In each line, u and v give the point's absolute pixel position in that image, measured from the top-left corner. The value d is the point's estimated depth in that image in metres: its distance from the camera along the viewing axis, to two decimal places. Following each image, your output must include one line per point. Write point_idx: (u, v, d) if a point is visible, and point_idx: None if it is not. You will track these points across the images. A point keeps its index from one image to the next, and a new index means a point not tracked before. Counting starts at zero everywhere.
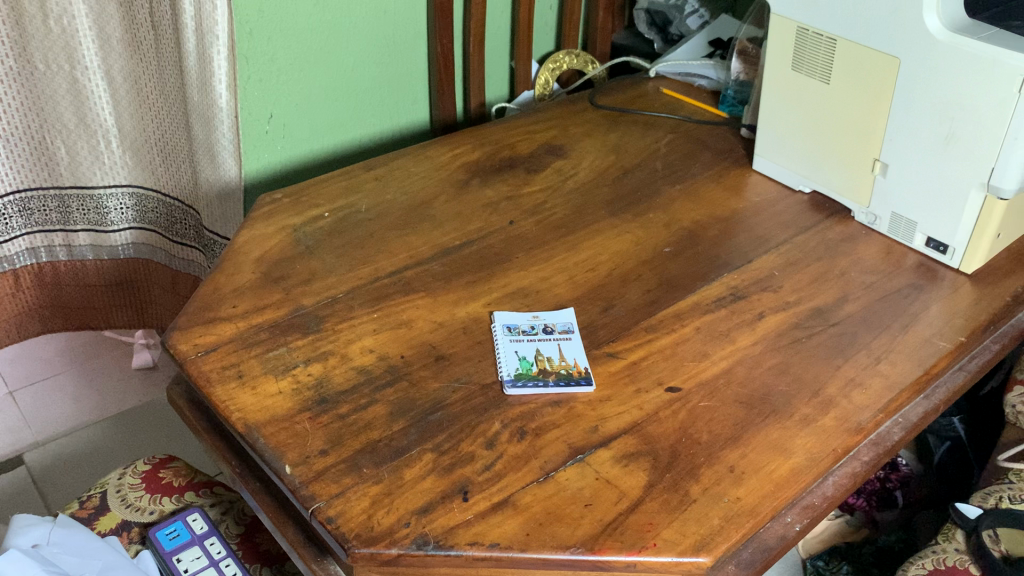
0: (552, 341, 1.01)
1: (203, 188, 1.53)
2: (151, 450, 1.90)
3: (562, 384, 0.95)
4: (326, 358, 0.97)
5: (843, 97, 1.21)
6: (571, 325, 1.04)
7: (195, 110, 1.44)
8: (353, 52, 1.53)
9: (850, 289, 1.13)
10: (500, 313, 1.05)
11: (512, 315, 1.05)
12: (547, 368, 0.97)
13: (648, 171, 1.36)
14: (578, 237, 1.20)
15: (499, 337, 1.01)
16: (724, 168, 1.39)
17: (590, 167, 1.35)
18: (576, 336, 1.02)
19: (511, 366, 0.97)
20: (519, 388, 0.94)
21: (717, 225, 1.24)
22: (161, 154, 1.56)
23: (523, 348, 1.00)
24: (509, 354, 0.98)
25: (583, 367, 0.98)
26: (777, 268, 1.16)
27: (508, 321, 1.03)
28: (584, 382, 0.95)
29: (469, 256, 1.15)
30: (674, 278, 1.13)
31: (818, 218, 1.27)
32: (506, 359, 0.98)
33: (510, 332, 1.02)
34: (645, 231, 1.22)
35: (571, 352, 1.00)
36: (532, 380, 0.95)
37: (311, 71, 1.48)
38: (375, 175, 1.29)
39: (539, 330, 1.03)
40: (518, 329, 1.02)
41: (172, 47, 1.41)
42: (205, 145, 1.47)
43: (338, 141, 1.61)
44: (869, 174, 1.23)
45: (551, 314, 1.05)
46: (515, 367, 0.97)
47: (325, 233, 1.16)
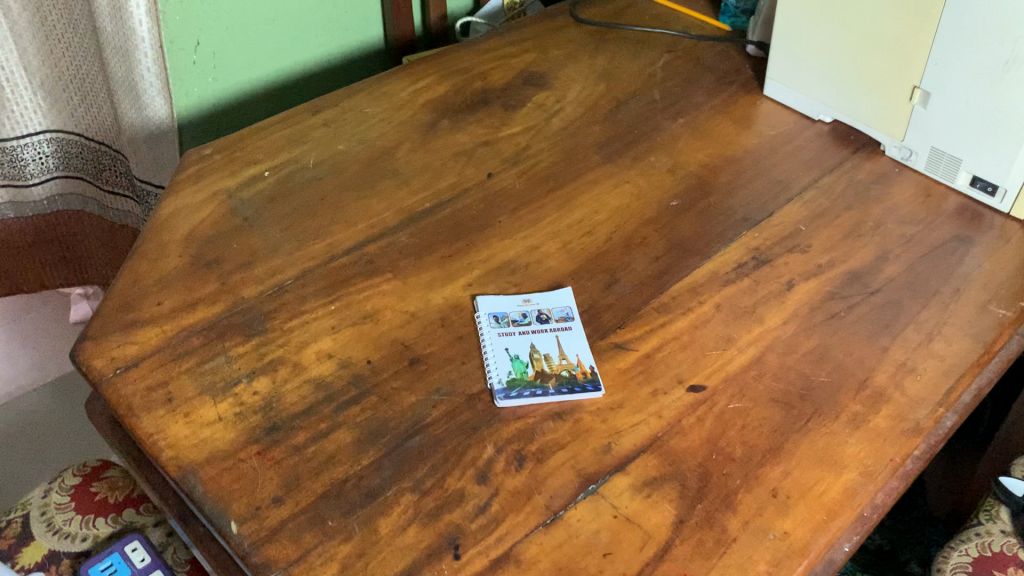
0: (549, 333, 0.84)
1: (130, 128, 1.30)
2: (58, 466, 1.65)
3: (564, 391, 0.79)
4: (276, 369, 0.80)
5: (879, 13, 1.02)
6: (571, 309, 0.87)
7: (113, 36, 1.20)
8: None
9: (889, 244, 0.97)
10: (483, 297, 0.87)
11: (498, 301, 0.87)
12: (545, 370, 0.81)
13: (644, 102, 1.16)
14: (569, 192, 1.01)
15: (485, 330, 0.84)
16: (731, 94, 1.19)
17: (577, 101, 1.15)
18: (578, 324, 0.85)
19: (502, 369, 0.80)
20: (514, 397, 0.78)
21: (729, 169, 1.07)
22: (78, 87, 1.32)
23: (514, 345, 0.83)
24: (499, 354, 0.81)
25: (588, 366, 0.81)
26: (804, 221, 0.99)
27: (495, 308, 0.86)
28: (591, 387, 0.79)
29: (444, 222, 0.96)
30: (685, 242, 0.96)
31: (844, 154, 1.10)
32: (495, 359, 0.81)
33: (498, 322, 0.85)
34: (647, 181, 1.04)
35: (572, 346, 0.83)
36: (529, 387, 0.79)
37: None
38: (324, 120, 1.08)
39: (533, 318, 0.85)
40: (508, 319, 0.85)
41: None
42: (126, 78, 1.23)
43: (280, 69, 1.39)
44: (906, 104, 1.05)
45: (548, 296, 0.88)
46: (507, 372, 0.80)
47: (266, 199, 0.97)
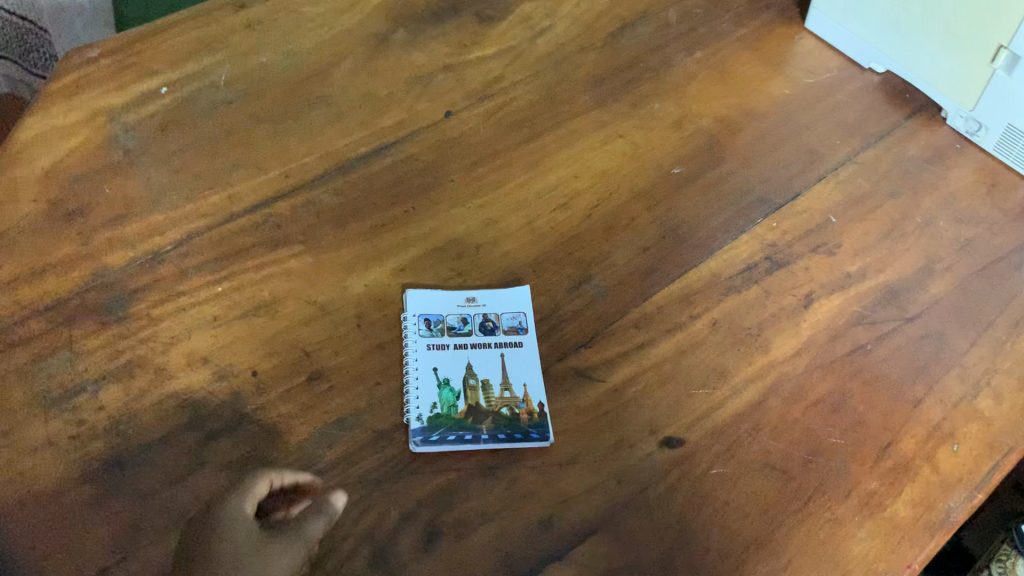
0: (492, 351, 0.67)
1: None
2: None
3: (501, 438, 0.62)
4: (135, 376, 0.62)
5: None
6: (525, 317, 0.69)
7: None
8: None
9: (937, 250, 0.77)
10: (415, 289, 0.69)
11: (434, 298, 0.69)
12: (479, 405, 0.64)
13: (656, 25, 0.93)
14: (544, 147, 0.81)
15: (412, 339, 0.66)
16: (765, 23, 0.96)
17: (572, 16, 0.92)
18: (530, 340, 0.67)
19: (425, 400, 0.63)
20: (433, 443, 0.60)
21: (749, 128, 0.85)
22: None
23: (445, 364, 0.66)
24: (423, 376, 0.64)
25: (537, 403, 0.64)
26: (835, 209, 0.79)
27: (427, 308, 0.68)
28: (536, 435, 0.62)
29: (381, 178, 0.76)
30: (681, 228, 0.76)
31: (895, 117, 0.88)
32: (417, 384, 0.64)
33: (429, 329, 0.67)
34: (646, 138, 0.83)
35: (519, 373, 0.66)
36: (456, 430, 0.62)
37: None
38: (248, 20, 0.86)
39: (475, 326, 0.68)
40: (442, 325, 0.68)
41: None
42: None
43: None
44: (984, 66, 0.81)
45: (496, 296, 0.70)
46: (432, 404, 0.63)
47: (158, 127, 0.76)
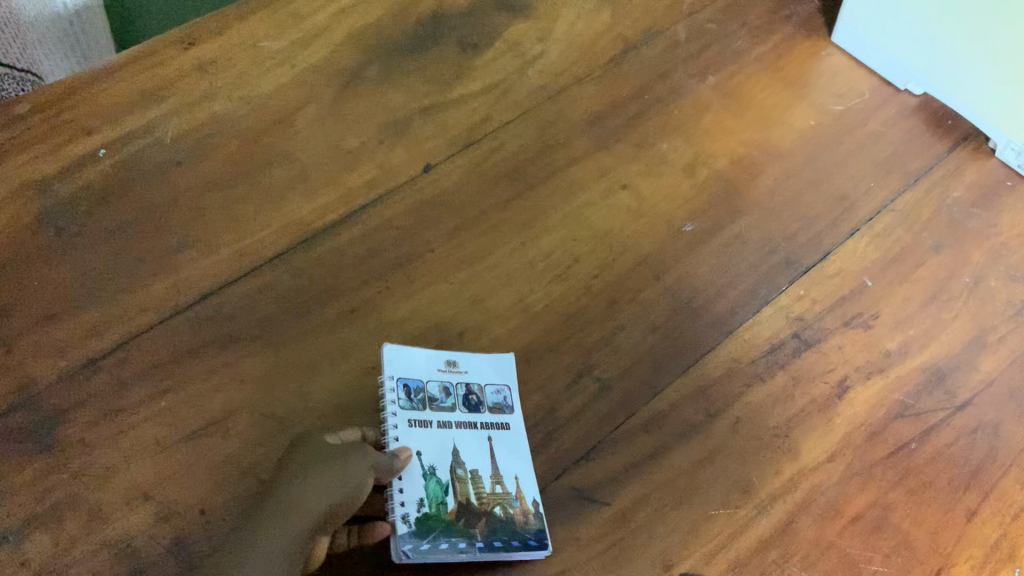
0: (478, 433, 0.59)
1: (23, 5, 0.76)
2: None
3: (498, 547, 0.54)
4: (65, 521, 0.53)
5: None
6: (509, 391, 0.61)
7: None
8: None
9: (989, 317, 0.67)
10: (391, 345, 0.61)
11: (412, 361, 0.60)
12: (470, 503, 0.55)
13: (664, 45, 0.82)
14: (538, 204, 0.71)
15: (392, 411, 0.56)
16: (787, 37, 0.85)
17: (568, 37, 0.81)
18: (517, 421, 0.60)
19: (411, 496, 0.53)
20: (425, 558, 0.51)
21: (771, 171, 0.75)
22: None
23: (431, 448, 0.56)
24: (410, 465, 0.54)
25: (530, 502, 0.56)
26: (871, 271, 0.69)
27: (405, 374, 0.59)
28: (535, 544, 0.54)
29: (349, 250, 0.67)
30: (696, 301, 0.67)
31: (938, 150, 0.77)
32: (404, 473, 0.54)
33: (411, 399, 0.58)
34: (654, 187, 0.73)
35: (509, 462, 0.58)
36: (449, 537, 0.53)
37: None
38: (197, 58, 0.75)
39: (458, 400, 0.60)
40: (423, 396, 0.59)
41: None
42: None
43: None
44: None
45: (478, 364, 0.62)
46: (421, 500, 0.53)
47: (95, 200, 0.66)
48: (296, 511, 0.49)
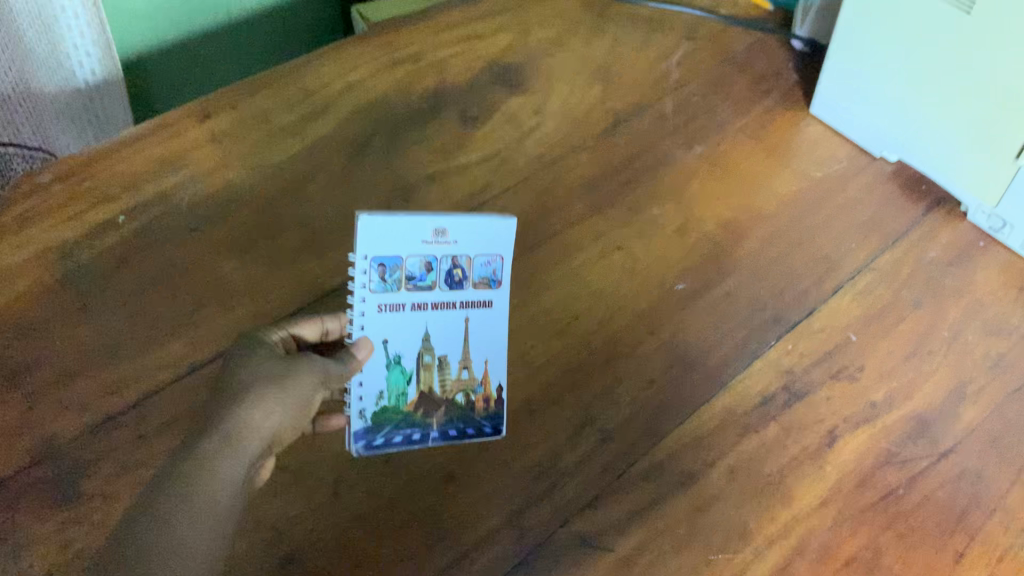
0: (457, 313, 0.67)
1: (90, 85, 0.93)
2: None
3: (452, 436, 0.64)
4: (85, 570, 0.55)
5: (991, 39, 0.71)
6: (498, 264, 0.69)
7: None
8: None
9: (968, 369, 0.71)
10: (366, 216, 0.64)
11: (395, 234, 0.65)
12: (432, 394, 0.65)
13: (651, 117, 0.87)
14: (537, 265, 0.75)
15: (368, 292, 0.64)
16: (767, 110, 0.90)
17: (562, 112, 0.87)
18: (499, 300, 0.69)
19: (372, 390, 0.64)
20: (380, 446, 0.63)
21: (757, 233, 0.79)
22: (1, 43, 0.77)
23: (401, 336, 0.65)
24: (376, 359, 0.64)
25: (495, 390, 0.66)
26: (854, 327, 0.73)
27: (382, 253, 0.65)
28: (489, 430, 0.64)
29: None
30: (690, 355, 0.70)
31: (913, 214, 0.82)
32: (366, 374, 0.64)
33: (386, 280, 0.65)
34: (646, 248, 0.77)
35: (479, 347, 0.67)
36: (403, 429, 0.63)
37: None
38: (213, 132, 0.80)
39: (438, 273, 0.67)
40: (401, 275, 0.65)
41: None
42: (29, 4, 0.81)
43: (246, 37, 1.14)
44: (1006, 164, 0.75)
45: (466, 233, 0.68)
46: (380, 393, 0.64)
47: (115, 264, 0.69)
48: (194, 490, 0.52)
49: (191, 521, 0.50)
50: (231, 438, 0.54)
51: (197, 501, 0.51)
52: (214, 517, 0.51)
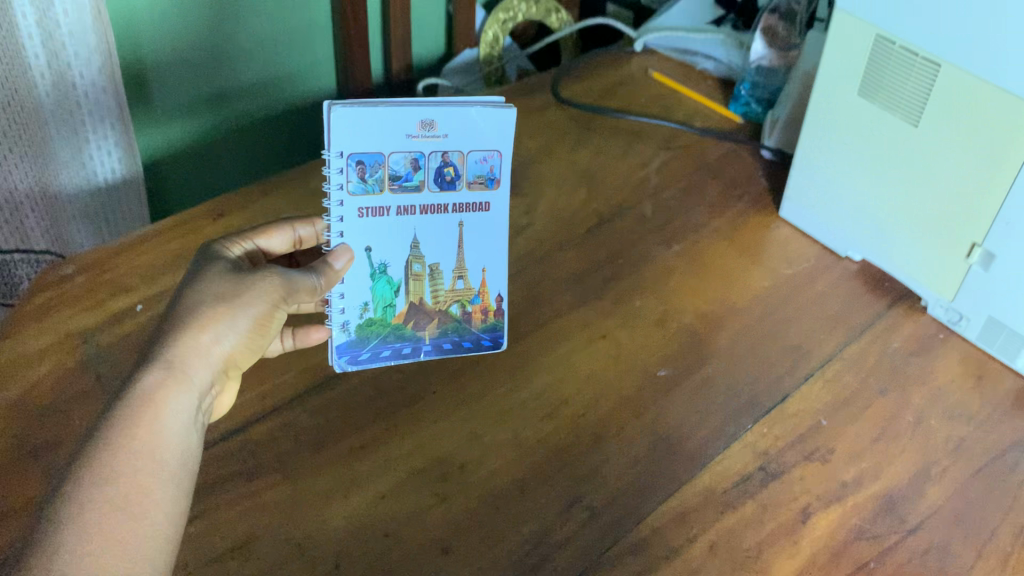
0: (453, 219, 0.76)
1: (105, 181, 1.05)
2: None
3: (447, 349, 0.78)
4: None
5: (937, 149, 0.79)
6: (494, 159, 0.76)
7: (86, 60, 0.95)
8: (245, 16, 1.11)
9: (932, 451, 0.75)
10: (338, 107, 0.69)
11: (381, 135, 0.71)
12: (424, 305, 0.77)
13: (632, 219, 0.95)
14: (527, 353, 0.80)
15: (352, 196, 0.72)
16: (740, 212, 0.98)
17: (550, 214, 0.94)
18: (496, 200, 0.77)
19: (361, 305, 0.75)
20: (372, 359, 0.77)
21: (733, 324, 0.85)
22: (23, 148, 0.92)
23: (389, 247, 0.75)
24: (361, 270, 0.74)
25: (493, 302, 0.79)
26: (824, 411, 0.78)
27: (361, 150, 0.71)
28: (490, 343, 0.79)
29: (360, 392, 0.75)
30: (672, 437, 0.74)
31: (877, 308, 0.88)
32: (353, 287, 0.74)
33: (368, 179, 0.72)
34: (629, 338, 0.82)
35: (477, 256, 0.78)
36: (393, 343, 0.77)
37: (190, 46, 1.08)
38: (226, 229, 0.86)
39: (427, 172, 0.73)
40: (388, 174, 0.72)
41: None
42: (42, 108, 0.95)
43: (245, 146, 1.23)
44: (958, 262, 0.82)
45: (454, 124, 0.73)
46: (370, 312, 0.76)
47: (132, 348, 0.74)
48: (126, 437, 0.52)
49: (148, 464, 0.52)
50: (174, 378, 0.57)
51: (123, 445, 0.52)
52: (171, 459, 0.54)
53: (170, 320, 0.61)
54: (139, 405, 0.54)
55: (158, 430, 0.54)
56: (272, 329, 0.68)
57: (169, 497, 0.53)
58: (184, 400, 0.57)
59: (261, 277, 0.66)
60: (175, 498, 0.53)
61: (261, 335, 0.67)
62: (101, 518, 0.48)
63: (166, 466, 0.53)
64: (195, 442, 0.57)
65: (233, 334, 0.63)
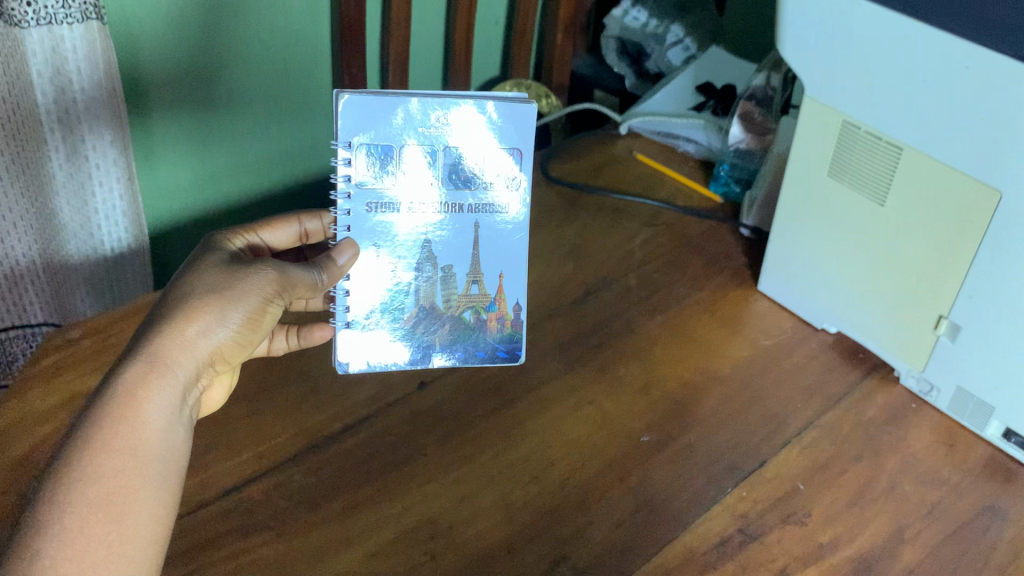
0: (470, 219, 0.80)
1: (112, 251, 1.09)
2: None
3: (459, 358, 0.82)
4: None
5: (903, 225, 0.84)
6: (511, 158, 0.79)
7: (98, 136, 1.01)
8: (252, 97, 1.17)
9: (905, 515, 0.78)
10: (348, 96, 0.74)
11: (394, 128, 0.76)
12: (436, 308, 0.81)
13: (617, 291, 0.99)
14: (515, 418, 0.83)
15: (363, 189, 0.77)
16: (720, 286, 1.02)
17: (539, 285, 0.98)
18: (516, 200, 0.80)
19: (370, 305, 0.80)
20: (384, 359, 0.81)
21: (713, 391, 0.88)
22: (29, 220, 0.98)
23: (399, 246, 0.79)
24: (370, 267, 0.79)
25: (511, 310, 0.83)
26: (801, 476, 0.81)
27: (370, 142, 0.76)
28: (510, 356, 0.84)
29: (353, 453, 0.78)
30: (655, 499, 0.77)
31: (851, 378, 0.92)
32: (359, 284, 0.79)
33: (377, 171, 0.77)
34: (614, 405, 0.86)
35: (495, 262, 0.81)
36: (403, 346, 0.81)
37: (199, 125, 1.14)
38: None
39: (439, 167, 0.78)
40: (400, 168, 0.77)
41: (57, 22, 0.90)
42: (52, 179, 1.00)
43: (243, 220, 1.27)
44: (927, 334, 0.86)
45: (469, 118, 0.77)
46: (377, 312, 0.80)
47: None
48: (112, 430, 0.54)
49: (130, 462, 0.54)
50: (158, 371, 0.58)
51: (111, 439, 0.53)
52: (155, 452, 0.55)
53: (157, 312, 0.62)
54: (123, 402, 0.56)
55: (142, 426, 0.56)
56: (263, 324, 0.70)
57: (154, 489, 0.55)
58: (169, 397, 0.58)
59: (254, 274, 0.68)
60: (156, 495, 0.54)
61: (252, 331, 0.68)
62: (83, 522, 0.50)
63: (149, 463, 0.55)
64: (180, 437, 0.58)
65: (222, 328, 0.64)
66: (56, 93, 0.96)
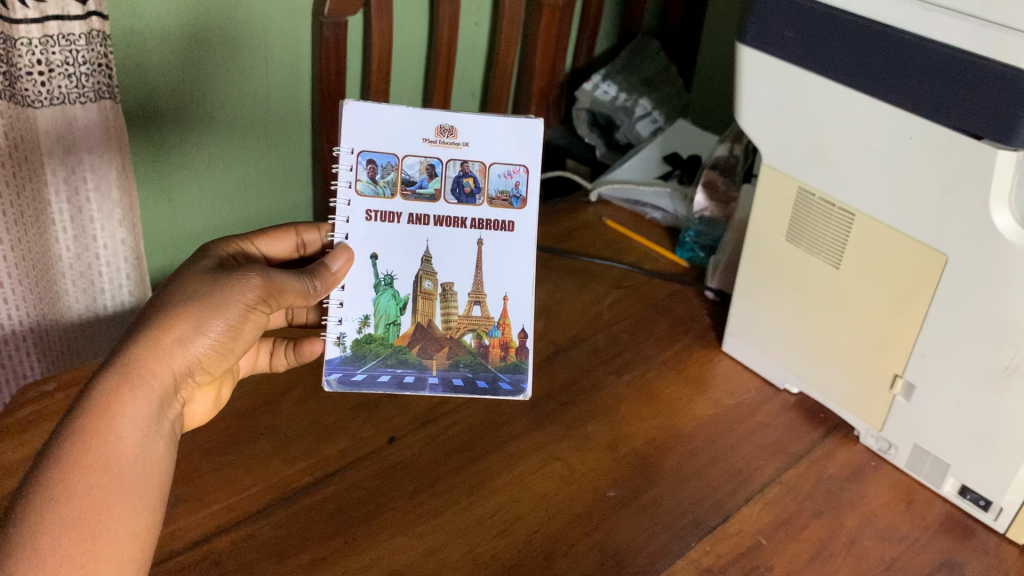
0: (472, 236, 0.83)
1: (111, 309, 1.12)
2: None
3: (456, 385, 0.83)
4: None
5: (857, 288, 0.87)
6: (517, 177, 0.82)
7: (107, 205, 1.04)
8: (235, 158, 1.20)
9: (864, 571, 0.79)
10: (352, 104, 0.79)
11: (399, 139, 0.81)
12: (436, 330, 0.83)
13: (585, 350, 1.02)
14: (484, 474, 0.84)
15: (362, 198, 0.81)
16: (686, 346, 1.05)
17: None
18: (523, 220, 0.83)
19: (370, 317, 0.82)
20: (381, 379, 0.82)
21: (678, 448, 0.90)
22: (31, 284, 1.00)
23: (399, 263, 0.82)
24: (369, 282, 0.82)
25: (517, 332, 0.84)
26: (763, 531, 0.82)
27: (372, 151, 0.80)
28: (512, 387, 0.84)
29: (322, 507, 0.79)
30: (620, 554, 0.78)
31: (812, 437, 0.94)
32: (358, 296, 0.82)
33: (378, 180, 0.81)
34: (581, 461, 0.87)
35: (500, 284, 0.83)
36: (395, 369, 0.82)
37: (183, 187, 1.17)
38: None
39: (442, 180, 0.82)
40: (400, 180, 0.81)
41: (69, 102, 0.96)
42: (59, 254, 1.04)
43: None
44: (883, 394, 0.89)
45: (477, 133, 0.82)
46: (373, 327, 0.82)
47: None
48: (87, 447, 0.56)
49: (105, 480, 0.55)
50: (139, 390, 0.60)
51: (86, 457, 0.55)
52: (129, 470, 0.57)
53: (141, 324, 0.63)
54: (100, 417, 0.57)
55: (118, 440, 0.57)
56: (246, 332, 0.70)
57: (130, 506, 0.56)
58: (143, 409, 0.59)
59: (236, 282, 0.69)
60: (131, 510, 0.56)
61: (234, 339, 0.69)
62: (54, 542, 0.51)
63: (124, 479, 0.56)
64: (159, 447, 0.60)
65: (200, 337, 0.65)
66: (67, 171, 1.00)
